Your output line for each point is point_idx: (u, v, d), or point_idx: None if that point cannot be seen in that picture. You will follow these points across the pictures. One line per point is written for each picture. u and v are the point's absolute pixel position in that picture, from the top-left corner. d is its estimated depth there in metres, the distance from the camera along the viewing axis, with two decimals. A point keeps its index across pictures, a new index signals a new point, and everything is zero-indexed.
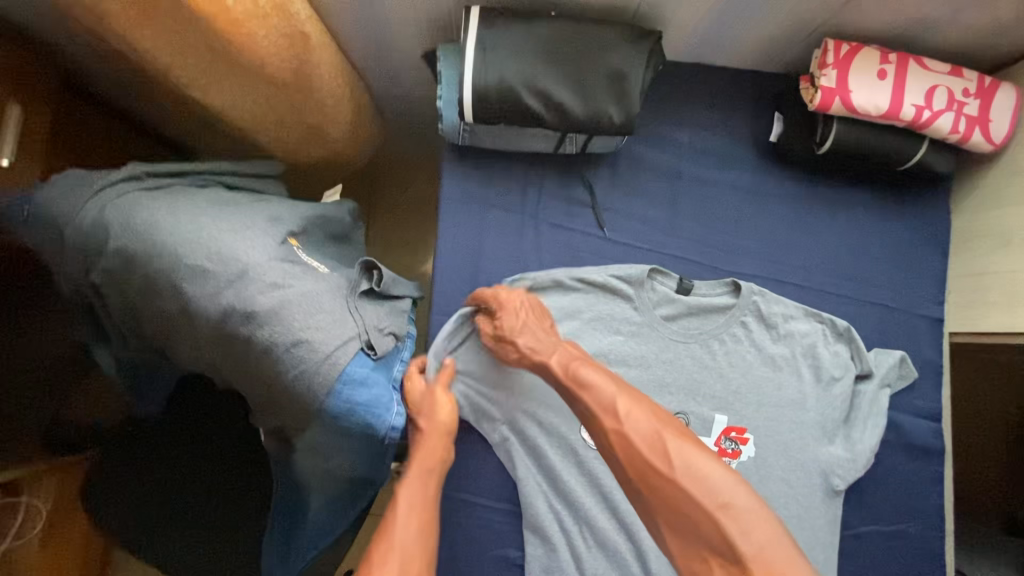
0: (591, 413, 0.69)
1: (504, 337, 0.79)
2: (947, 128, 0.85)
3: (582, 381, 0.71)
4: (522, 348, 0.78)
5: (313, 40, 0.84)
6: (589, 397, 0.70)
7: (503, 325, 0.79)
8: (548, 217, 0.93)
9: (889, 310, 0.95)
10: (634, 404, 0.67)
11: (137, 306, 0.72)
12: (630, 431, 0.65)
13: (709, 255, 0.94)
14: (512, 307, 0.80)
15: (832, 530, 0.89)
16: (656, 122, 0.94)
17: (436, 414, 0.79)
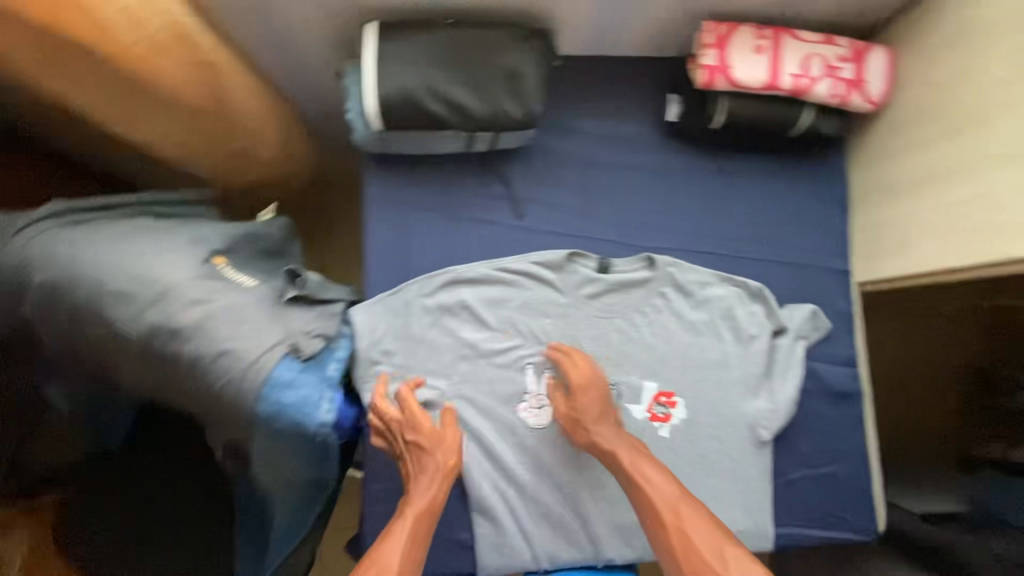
0: (652, 510, 0.75)
1: (581, 420, 0.86)
2: (826, 93, 0.91)
3: (646, 476, 0.78)
4: (598, 435, 0.84)
5: (222, 67, 0.88)
6: (652, 493, 0.76)
7: (585, 409, 0.86)
8: (469, 213, 0.97)
9: (799, 267, 1.00)
10: (687, 505, 0.75)
11: (70, 335, 0.76)
12: (682, 527, 0.73)
13: (626, 234, 0.99)
14: (597, 395, 0.87)
15: (764, 479, 0.94)
16: (564, 115, 1.00)
17: (444, 457, 0.83)
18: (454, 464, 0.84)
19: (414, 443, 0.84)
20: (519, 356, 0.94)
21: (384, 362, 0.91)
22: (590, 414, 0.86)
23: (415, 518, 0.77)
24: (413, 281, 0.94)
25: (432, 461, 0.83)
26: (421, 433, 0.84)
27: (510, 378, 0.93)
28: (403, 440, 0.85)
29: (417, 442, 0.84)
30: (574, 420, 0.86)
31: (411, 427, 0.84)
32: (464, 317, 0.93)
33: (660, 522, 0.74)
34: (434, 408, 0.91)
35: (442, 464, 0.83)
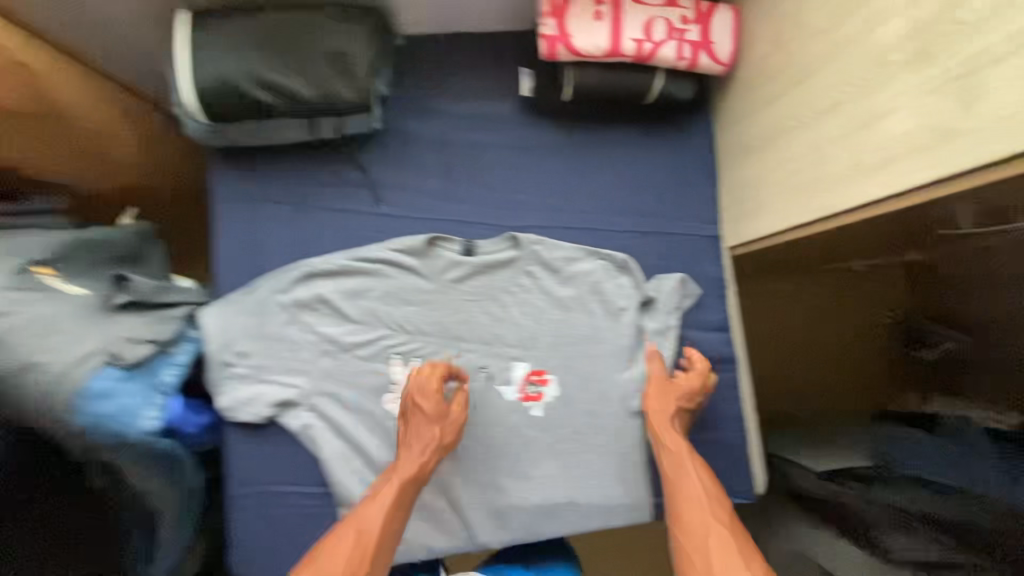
0: (695, 501, 0.80)
1: (654, 401, 0.91)
2: (672, 57, 0.89)
3: (685, 470, 0.84)
4: (670, 420, 0.89)
5: (38, 68, 0.85)
6: (702, 491, 0.81)
7: (677, 395, 0.90)
8: (324, 203, 0.94)
9: (670, 237, 1.00)
10: (712, 506, 0.79)
11: None
12: (693, 521, 0.78)
13: (491, 215, 0.97)
14: (693, 392, 0.91)
15: (639, 450, 0.94)
16: (419, 95, 0.96)
17: (444, 430, 0.84)
18: (451, 442, 0.84)
19: (418, 408, 0.83)
20: (384, 347, 0.91)
21: (238, 364, 0.88)
22: (672, 402, 0.90)
23: (400, 487, 0.79)
24: (265, 278, 0.91)
25: (426, 434, 0.82)
26: (426, 402, 0.83)
27: (375, 371, 0.90)
28: (406, 404, 0.85)
29: (420, 414, 0.83)
30: (665, 399, 0.90)
31: (421, 395, 0.83)
32: (323, 311, 0.91)
33: (691, 512, 0.79)
34: (294, 407, 0.89)
35: (445, 439, 0.84)
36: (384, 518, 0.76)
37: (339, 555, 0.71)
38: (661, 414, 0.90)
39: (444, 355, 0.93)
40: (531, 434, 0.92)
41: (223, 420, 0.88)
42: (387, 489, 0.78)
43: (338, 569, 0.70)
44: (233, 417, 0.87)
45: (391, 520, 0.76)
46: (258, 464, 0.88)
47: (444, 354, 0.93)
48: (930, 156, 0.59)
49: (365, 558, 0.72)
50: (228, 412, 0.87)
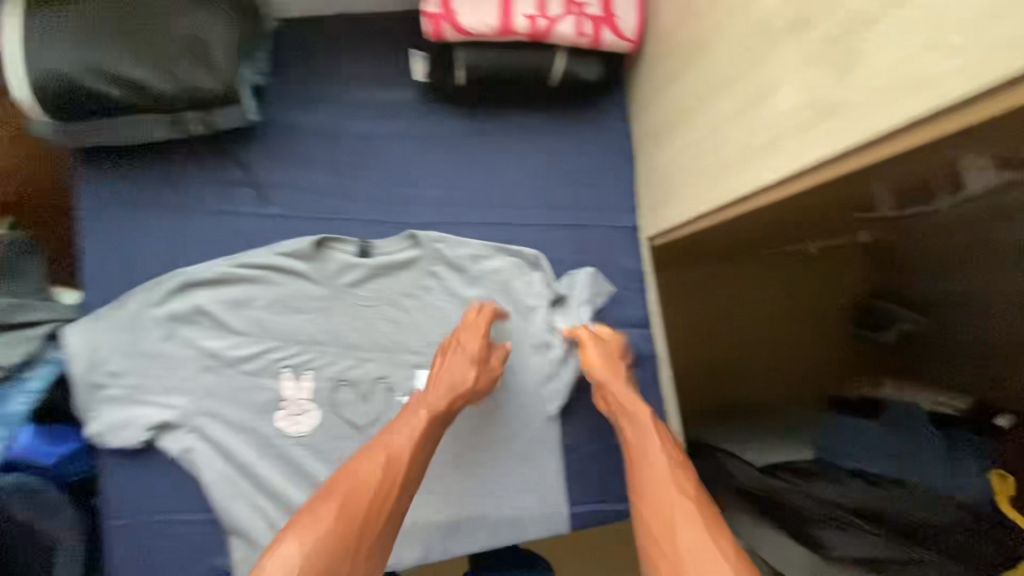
0: (659, 469, 0.70)
1: (601, 365, 0.82)
2: (572, 34, 0.81)
3: (648, 436, 0.75)
4: (623, 383, 0.81)
5: None
6: (663, 459, 0.72)
7: (619, 355, 0.84)
8: (202, 205, 0.86)
9: (583, 229, 0.94)
10: (677, 473, 0.70)
11: None
12: (658, 489, 0.68)
13: (389, 212, 0.90)
14: (623, 347, 0.87)
15: (554, 457, 0.89)
16: (305, 84, 0.89)
17: (487, 372, 0.81)
18: (484, 388, 0.80)
19: (461, 345, 0.80)
20: (272, 360, 0.84)
21: (111, 385, 0.81)
22: (617, 363, 0.83)
23: (430, 421, 0.74)
24: (136, 291, 0.83)
25: (463, 373, 0.78)
26: (471, 342, 0.81)
27: (263, 387, 0.84)
28: (455, 339, 0.82)
29: (461, 351, 0.80)
30: (608, 360, 0.83)
31: (469, 332, 0.82)
32: (203, 324, 0.83)
33: (655, 479, 0.69)
34: (173, 429, 0.82)
35: (484, 381, 0.80)
36: (412, 449, 0.71)
37: (364, 487, 0.66)
38: (612, 377, 0.81)
39: (339, 365, 0.86)
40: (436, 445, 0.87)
41: (93, 447, 0.81)
42: (418, 420, 0.74)
43: (368, 493, 0.66)
44: (106, 443, 0.80)
45: (419, 450, 0.72)
46: (137, 491, 0.82)
47: (340, 365, 0.86)
48: (813, 135, 0.52)
49: (391, 487, 0.68)
50: (100, 438, 0.80)
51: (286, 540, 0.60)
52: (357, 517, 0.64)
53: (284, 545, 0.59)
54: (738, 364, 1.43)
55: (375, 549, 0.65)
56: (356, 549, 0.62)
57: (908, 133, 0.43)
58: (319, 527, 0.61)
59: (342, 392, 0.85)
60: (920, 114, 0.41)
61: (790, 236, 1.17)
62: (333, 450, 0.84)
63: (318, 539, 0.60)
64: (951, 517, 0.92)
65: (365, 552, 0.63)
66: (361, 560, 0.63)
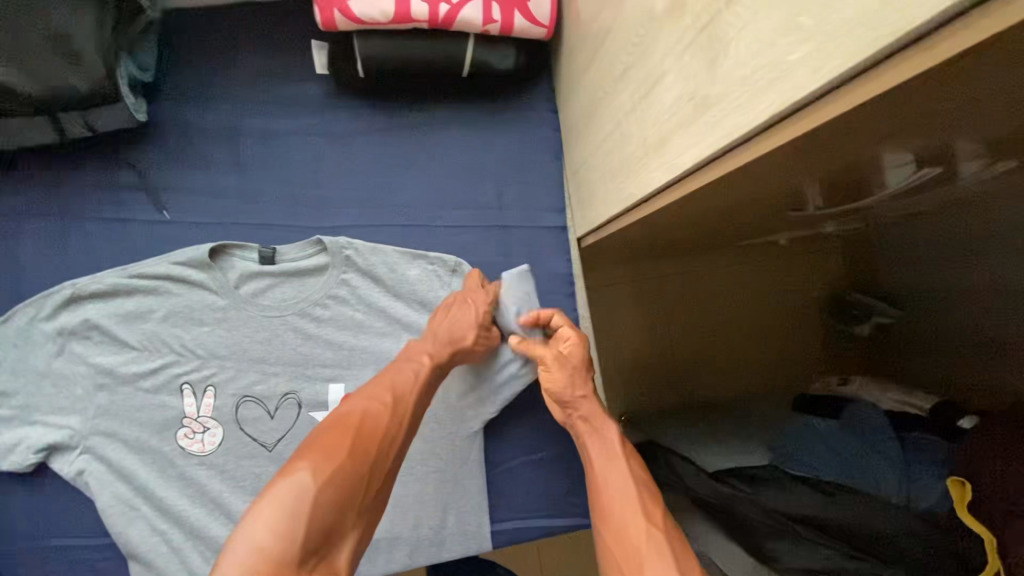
0: (624, 494, 0.64)
1: (559, 380, 0.76)
2: (478, 19, 0.75)
3: (614, 459, 0.69)
4: (591, 403, 0.75)
5: None
6: (628, 481, 0.65)
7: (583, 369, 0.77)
8: (95, 212, 0.81)
9: (507, 229, 0.88)
10: (645, 498, 0.63)
11: None
12: (622, 515, 0.61)
13: (296, 215, 0.84)
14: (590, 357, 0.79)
15: (480, 474, 0.83)
16: (202, 81, 0.83)
17: (490, 327, 0.79)
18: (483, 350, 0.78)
19: (466, 304, 0.78)
20: (172, 376, 0.79)
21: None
22: (583, 379, 0.77)
23: (432, 369, 0.72)
24: (23, 306, 0.78)
25: (464, 331, 0.76)
26: (477, 303, 0.78)
27: (160, 406, 0.78)
28: (455, 296, 0.79)
29: (465, 310, 0.77)
30: (567, 373, 0.76)
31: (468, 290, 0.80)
32: (96, 339, 0.79)
33: (619, 505, 0.63)
34: (66, 451, 0.77)
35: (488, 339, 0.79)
36: (416, 395, 0.69)
37: (370, 427, 0.63)
38: (574, 397, 0.75)
39: (244, 381, 0.80)
40: None
41: None
42: (422, 368, 0.71)
43: (378, 430, 0.63)
44: None
45: (422, 396, 0.70)
46: (30, 517, 0.77)
47: (243, 380, 0.80)
48: (693, 130, 0.46)
49: (398, 427, 0.65)
50: None
51: (299, 468, 0.56)
52: (369, 452, 0.61)
53: (297, 471, 0.55)
54: (700, 361, 1.38)
55: (380, 488, 0.62)
56: (367, 480, 0.59)
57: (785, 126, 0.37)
58: (333, 458, 0.58)
59: (246, 408, 0.80)
60: (792, 102, 0.35)
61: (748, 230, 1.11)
62: (238, 469, 0.79)
63: (334, 471, 0.57)
64: (900, 521, 0.85)
65: (373, 486, 0.61)
66: (370, 495, 0.60)
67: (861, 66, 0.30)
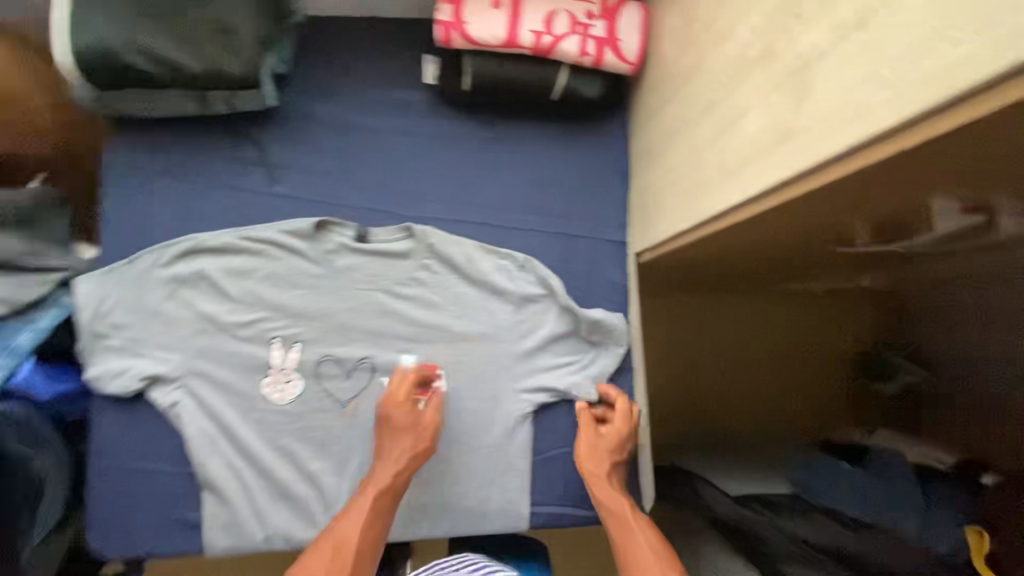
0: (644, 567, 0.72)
1: (585, 451, 0.87)
2: (574, 52, 0.86)
3: (633, 533, 0.77)
4: (608, 483, 0.85)
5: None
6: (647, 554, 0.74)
7: (606, 450, 0.86)
8: (219, 178, 0.93)
9: (573, 238, 0.96)
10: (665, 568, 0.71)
11: None
12: None
13: (389, 203, 0.95)
14: (621, 441, 0.88)
15: (524, 455, 0.91)
16: (323, 77, 0.95)
17: (418, 438, 0.84)
18: (423, 450, 0.84)
19: (389, 420, 0.84)
20: (265, 330, 0.89)
21: (113, 336, 0.86)
22: (604, 459, 0.86)
23: (375, 499, 0.78)
24: (147, 251, 0.89)
25: (394, 448, 0.83)
26: (398, 413, 0.84)
27: (253, 353, 0.88)
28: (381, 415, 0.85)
29: (389, 426, 0.84)
30: (591, 449, 0.87)
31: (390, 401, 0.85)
32: (204, 288, 0.89)
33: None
34: (163, 383, 0.87)
35: (417, 447, 0.84)
36: (361, 530, 0.74)
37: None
38: (591, 474, 0.85)
39: (326, 343, 0.90)
40: None
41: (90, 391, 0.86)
42: (361, 503, 0.77)
43: None
44: (100, 389, 0.85)
45: (367, 529, 0.75)
46: (120, 440, 0.85)
47: (327, 342, 0.90)
48: (772, 158, 0.55)
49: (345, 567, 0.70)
50: (95, 383, 0.85)
51: None
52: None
53: None
54: (728, 395, 1.43)
55: None
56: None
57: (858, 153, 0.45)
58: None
59: (324, 367, 0.90)
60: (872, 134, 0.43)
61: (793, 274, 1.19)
62: (312, 420, 0.88)
63: None
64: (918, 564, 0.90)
65: None
66: None
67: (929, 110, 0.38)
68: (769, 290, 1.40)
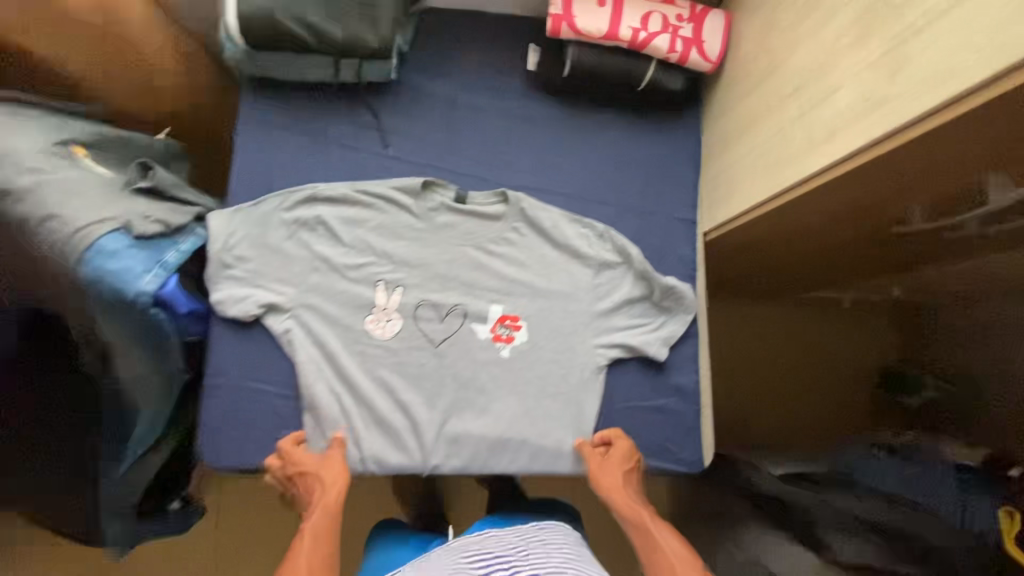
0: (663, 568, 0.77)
1: (599, 470, 0.92)
2: (664, 48, 0.99)
3: (652, 537, 0.82)
4: (625, 494, 0.90)
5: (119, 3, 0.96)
6: (663, 557, 0.79)
7: (617, 465, 0.93)
8: (339, 138, 1.04)
9: (648, 214, 1.07)
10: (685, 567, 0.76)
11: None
12: None
13: (485, 170, 1.06)
14: (627, 456, 0.95)
15: (597, 403, 0.99)
16: (436, 58, 1.07)
17: (328, 470, 0.89)
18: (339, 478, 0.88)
19: (301, 470, 0.89)
20: (372, 273, 0.99)
21: (236, 267, 0.95)
22: (616, 473, 0.92)
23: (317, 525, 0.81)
24: (273, 195, 0.99)
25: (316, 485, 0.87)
26: (304, 459, 0.89)
27: (360, 292, 0.98)
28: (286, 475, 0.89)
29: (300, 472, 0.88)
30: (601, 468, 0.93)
31: (290, 461, 0.90)
32: (320, 232, 0.99)
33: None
34: (279, 312, 0.96)
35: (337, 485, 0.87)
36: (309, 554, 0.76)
37: None
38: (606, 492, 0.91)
39: (425, 289, 1.00)
40: (496, 372, 0.98)
41: (214, 313, 0.95)
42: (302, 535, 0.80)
43: None
44: (223, 312, 0.93)
45: (318, 551, 0.77)
46: (236, 361, 0.94)
47: (425, 288, 1.00)
48: (862, 124, 0.67)
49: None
50: (220, 306, 0.93)
51: None
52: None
53: None
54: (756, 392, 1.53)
55: None
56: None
57: (942, 113, 0.57)
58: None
59: (421, 311, 0.99)
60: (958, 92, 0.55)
61: (832, 276, 1.32)
62: (408, 356, 0.97)
63: None
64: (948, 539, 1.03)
65: None
66: None
67: (1010, 69, 0.50)
68: (803, 297, 1.53)
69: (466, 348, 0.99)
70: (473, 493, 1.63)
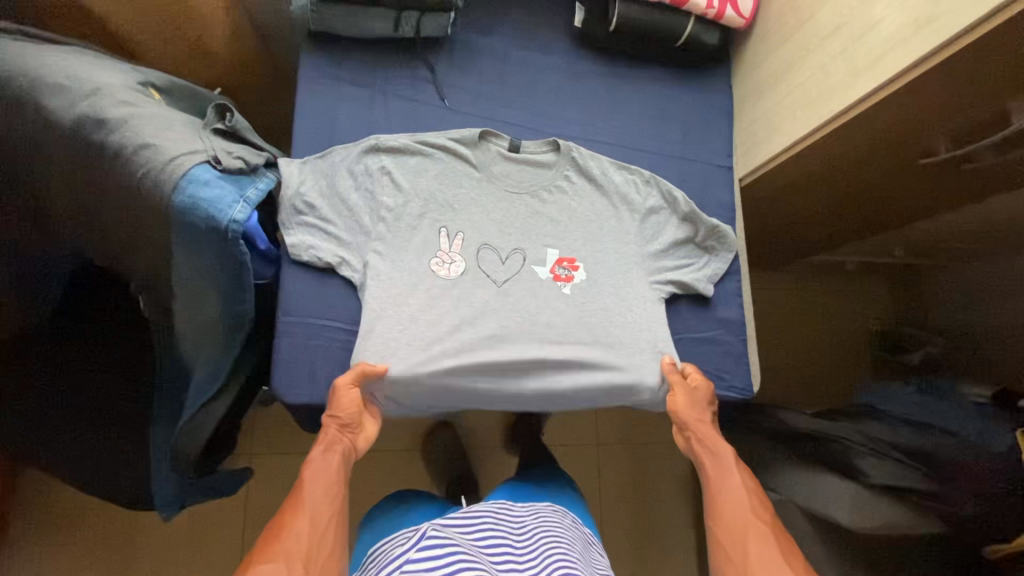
0: (729, 499, 0.85)
1: (681, 402, 0.97)
2: (702, 4, 1.08)
3: (729, 470, 0.89)
4: (709, 425, 0.96)
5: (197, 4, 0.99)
6: (731, 487, 0.86)
7: (704, 400, 0.98)
8: (397, 91, 1.09)
9: (689, 162, 1.14)
10: (754, 502, 0.83)
11: (38, 192, 0.90)
12: (734, 514, 0.82)
13: (536, 123, 1.12)
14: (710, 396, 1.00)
15: (653, 338, 1.03)
16: (488, 20, 1.15)
17: (347, 402, 0.88)
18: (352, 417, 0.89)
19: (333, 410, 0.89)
20: (433, 218, 1.02)
21: (308, 214, 0.99)
22: (701, 407, 0.97)
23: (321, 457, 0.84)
24: (341, 147, 1.03)
25: (336, 416, 0.88)
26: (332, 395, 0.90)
27: (424, 238, 1.01)
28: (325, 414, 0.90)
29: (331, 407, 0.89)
30: (688, 399, 0.97)
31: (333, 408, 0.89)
32: (383, 180, 1.02)
33: (720, 504, 0.85)
34: (348, 255, 0.99)
35: (354, 429, 0.90)
36: (318, 484, 0.80)
37: (296, 524, 0.73)
38: (690, 419, 0.96)
39: (485, 233, 1.03)
40: (557, 309, 1.02)
41: (286, 258, 0.98)
42: (307, 465, 0.83)
43: (305, 530, 0.73)
44: (297, 256, 0.97)
45: (319, 481, 0.80)
46: (309, 300, 0.98)
47: (485, 233, 1.03)
48: None
49: (319, 516, 0.75)
50: (293, 250, 0.97)
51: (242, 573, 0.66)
52: (297, 537, 0.71)
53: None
54: (774, 359, 1.54)
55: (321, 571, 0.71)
56: (305, 568, 0.69)
57: None
58: (268, 556, 0.68)
59: (483, 254, 1.03)
60: None
61: (838, 235, 1.37)
62: (471, 295, 1.00)
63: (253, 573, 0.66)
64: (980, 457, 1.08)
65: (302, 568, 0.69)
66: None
67: None
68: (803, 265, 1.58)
69: (525, 288, 1.02)
70: (502, 460, 1.60)
